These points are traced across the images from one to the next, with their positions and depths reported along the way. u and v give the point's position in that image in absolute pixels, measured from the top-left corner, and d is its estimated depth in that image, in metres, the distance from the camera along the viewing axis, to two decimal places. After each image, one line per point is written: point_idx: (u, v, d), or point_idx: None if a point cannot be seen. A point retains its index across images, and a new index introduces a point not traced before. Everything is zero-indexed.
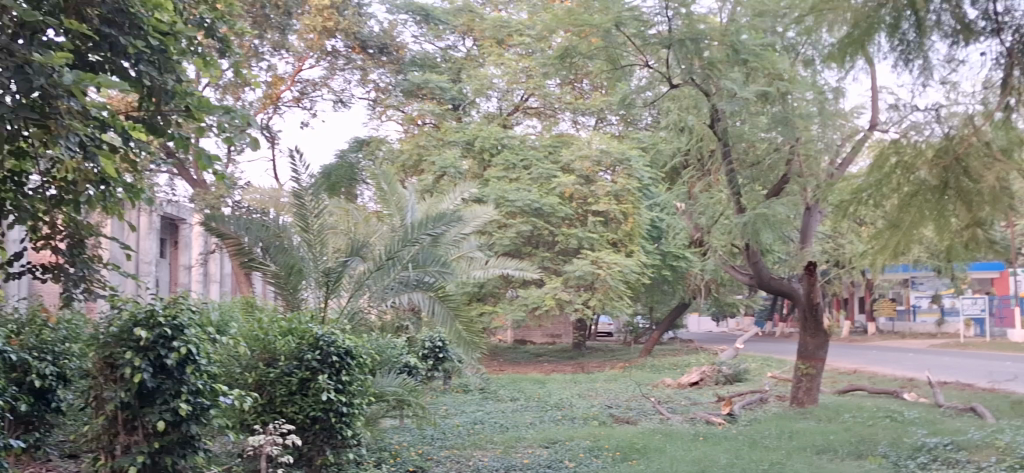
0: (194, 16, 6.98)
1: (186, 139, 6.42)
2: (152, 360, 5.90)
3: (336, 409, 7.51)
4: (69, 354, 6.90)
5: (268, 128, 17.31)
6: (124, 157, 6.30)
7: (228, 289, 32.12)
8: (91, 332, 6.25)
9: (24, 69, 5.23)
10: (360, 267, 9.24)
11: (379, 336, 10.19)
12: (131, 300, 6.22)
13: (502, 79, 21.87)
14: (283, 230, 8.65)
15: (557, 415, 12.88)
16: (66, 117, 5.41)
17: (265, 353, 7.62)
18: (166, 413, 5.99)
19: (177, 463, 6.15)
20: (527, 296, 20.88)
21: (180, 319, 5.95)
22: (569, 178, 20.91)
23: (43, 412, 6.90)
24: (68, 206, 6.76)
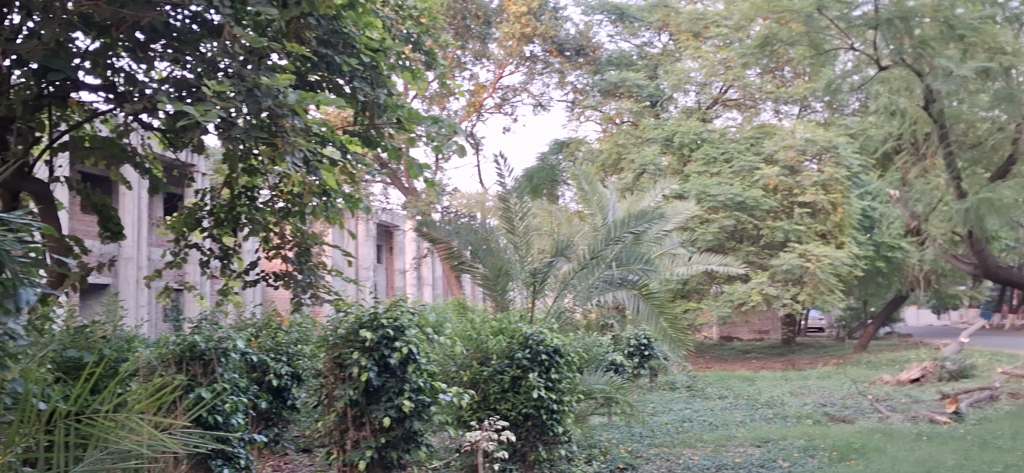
0: (401, 31, 7.29)
1: (398, 149, 6.78)
2: (376, 360, 6.24)
3: (547, 406, 7.62)
4: (302, 355, 7.42)
5: (472, 135, 17.81)
6: (344, 169, 6.71)
7: (440, 292, 33.41)
8: (321, 334, 6.67)
9: (254, 92, 5.73)
10: (565, 267, 9.34)
11: (585, 334, 10.31)
12: (355, 303, 6.60)
13: (700, 72, 21.66)
14: (491, 233, 8.93)
15: (769, 413, 12.55)
16: (292, 134, 5.83)
17: (478, 352, 7.88)
18: (390, 410, 6.31)
19: (402, 457, 6.49)
20: (732, 292, 20.46)
21: (401, 321, 6.25)
22: (772, 169, 20.29)
23: (280, 409, 7.49)
24: (295, 217, 7.27)
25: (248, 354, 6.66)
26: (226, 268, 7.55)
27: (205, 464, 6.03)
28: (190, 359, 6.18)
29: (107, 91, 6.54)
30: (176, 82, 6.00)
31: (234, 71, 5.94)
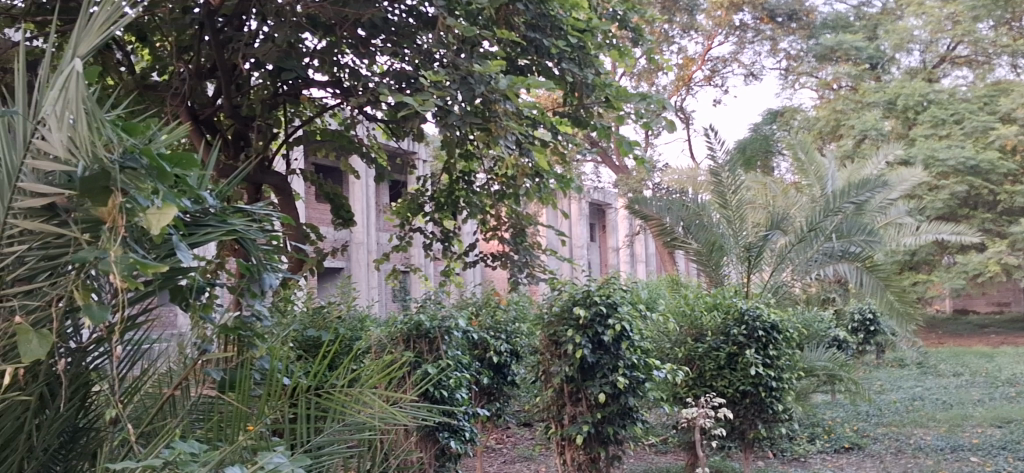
0: (608, 10, 7.31)
1: (608, 128, 6.78)
2: (591, 336, 6.33)
3: (765, 384, 7.47)
4: (520, 332, 7.62)
5: (682, 109, 17.64)
6: (555, 150, 6.81)
7: (653, 268, 33.33)
8: (537, 312, 6.83)
9: (468, 80, 5.96)
10: (782, 240, 9.05)
11: (804, 309, 10.02)
12: (569, 282, 6.65)
13: (925, 30, 20.53)
14: (703, 208, 8.78)
15: (1011, 391, 11.67)
16: (504, 119, 5.97)
17: (692, 329, 7.83)
18: (606, 386, 6.41)
19: (618, 432, 6.58)
20: (967, 262, 19.14)
21: (613, 297, 6.32)
22: (1009, 128, 18.53)
23: (501, 384, 7.77)
24: (510, 199, 7.47)
25: (469, 332, 6.95)
26: (447, 250, 7.88)
27: (434, 436, 6.36)
28: (417, 337, 6.54)
29: (335, 86, 6.97)
30: (396, 75, 6.30)
31: (449, 60, 6.20)
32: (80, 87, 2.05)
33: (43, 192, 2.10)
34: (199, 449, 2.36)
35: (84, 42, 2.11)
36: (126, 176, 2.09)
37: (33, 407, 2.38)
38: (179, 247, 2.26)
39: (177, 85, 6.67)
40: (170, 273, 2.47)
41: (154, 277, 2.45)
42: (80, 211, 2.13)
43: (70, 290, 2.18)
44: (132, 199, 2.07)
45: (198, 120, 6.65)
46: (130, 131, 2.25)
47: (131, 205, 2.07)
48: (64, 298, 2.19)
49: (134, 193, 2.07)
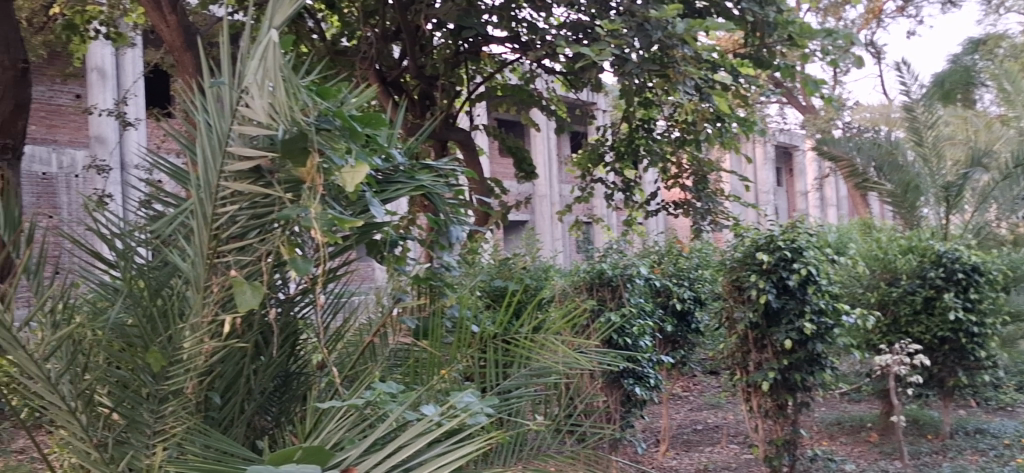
0: None
1: (791, 67, 6.54)
2: (775, 282, 6.22)
3: (966, 329, 7.11)
4: (703, 279, 7.59)
5: (872, 44, 16.67)
6: (737, 94, 6.66)
7: (845, 212, 32.00)
8: (721, 259, 6.76)
9: (644, 26, 5.97)
10: (985, 179, 8.53)
11: (1011, 251, 9.43)
12: (752, 227, 6.58)
13: None
14: (896, 146, 8.28)
15: None
16: (682, 64, 5.89)
17: (886, 273, 7.52)
18: (792, 332, 6.25)
19: (806, 379, 6.42)
20: None
21: (798, 242, 6.17)
22: None
23: (685, 332, 7.75)
24: (691, 145, 7.37)
25: (651, 279, 6.98)
26: (629, 200, 7.88)
27: (619, 383, 6.48)
28: (600, 285, 6.67)
29: (513, 42, 7.10)
30: (573, 26, 6.38)
31: (625, 9, 6.23)
32: (277, 55, 2.21)
33: (250, 154, 2.27)
34: (396, 389, 2.57)
35: (279, 12, 2.26)
36: (323, 136, 2.27)
37: (249, 353, 2.60)
38: (372, 203, 2.42)
39: (365, 51, 6.96)
40: (366, 228, 2.64)
41: (351, 232, 2.63)
42: (283, 173, 2.32)
43: (277, 246, 2.36)
44: (328, 159, 2.25)
45: (385, 82, 6.95)
46: (323, 95, 2.42)
47: (327, 165, 2.25)
48: (271, 254, 2.38)
49: (330, 153, 2.25)
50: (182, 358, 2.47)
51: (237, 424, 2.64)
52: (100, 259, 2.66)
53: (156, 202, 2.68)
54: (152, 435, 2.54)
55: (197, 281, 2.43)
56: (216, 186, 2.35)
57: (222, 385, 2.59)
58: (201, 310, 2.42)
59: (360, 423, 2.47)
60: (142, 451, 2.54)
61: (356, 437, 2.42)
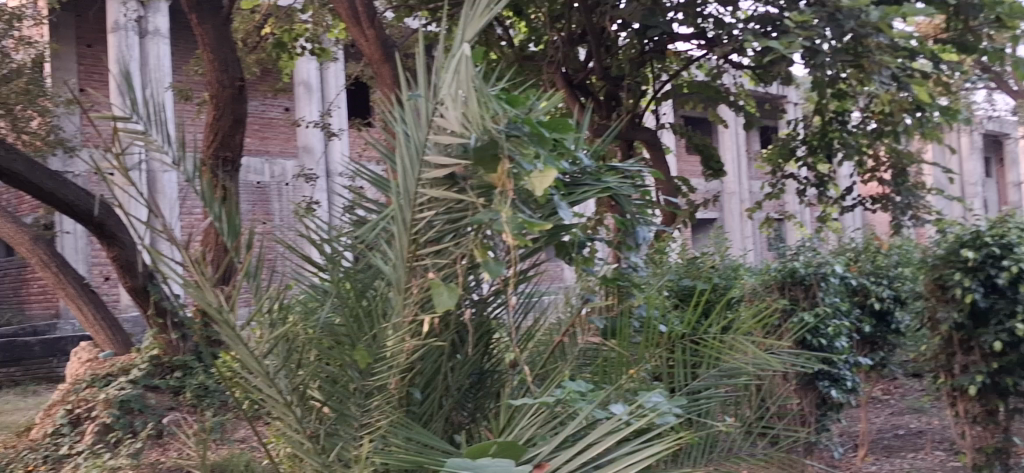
0: None
1: (999, 51, 6.16)
2: (982, 280, 5.91)
3: None
4: (903, 277, 7.24)
5: None
6: (939, 81, 6.34)
7: None
8: (922, 256, 6.44)
9: (835, 16, 5.79)
10: None
11: None
12: (957, 223, 6.24)
13: None
14: None
15: None
16: (877, 53, 5.68)
17: None
18: (1002, 334, 5.88)
19: (1018, 384, 6.03)
20: None
21: (1008, 238, 5.82)
22: None
23: (884, 333, 7.37)
24: (889, 137, 7.00)
25: (847, 278, 6.75)
26: (822, 196, 7.64)
27: (814, 385, 6.29)
28: (792, 284, 6.52)
29: (699, 38, 7.02)
30: (761, 19, 6.27)
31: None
32: (469, 67, 2.31)
33: (445, 162, 2.40)
34: (585, 388, 2.64)
35: (470, 24, 2.36)
36: (512, 143, 2.35)
37: (446, 351, 2.75)
38: (560, 206, 2.51)
39: (552, 54, 7.09)
40: (554, 230, 2.71)
41: (540, 234, 2.71)
42: (475, 178, 2.43)
43: (471, 249, 2.50)
44: (518, 165, 2.33)
45: (571, 85, 7.06)
46: (512, 102, 2.52)
47: (516, 170, 2.33)
48: (466, 257, 2.51)
49: (519, 159, 2.33)
50: (385, 355, 2.63)
51: (436, 419, 2.78)
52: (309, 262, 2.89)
53: (358, 207, 2.91)
54: (360, 429, 2.68)
55: (398, 284, 2.59)
56: (416, 193, 2.50)
57: (422, 382, 2.74)
58: (402, 310, 2.58)
59: (550, 421, 2.57)
60: (351, 443, 2.69)
61: (549, 433, 2.53)
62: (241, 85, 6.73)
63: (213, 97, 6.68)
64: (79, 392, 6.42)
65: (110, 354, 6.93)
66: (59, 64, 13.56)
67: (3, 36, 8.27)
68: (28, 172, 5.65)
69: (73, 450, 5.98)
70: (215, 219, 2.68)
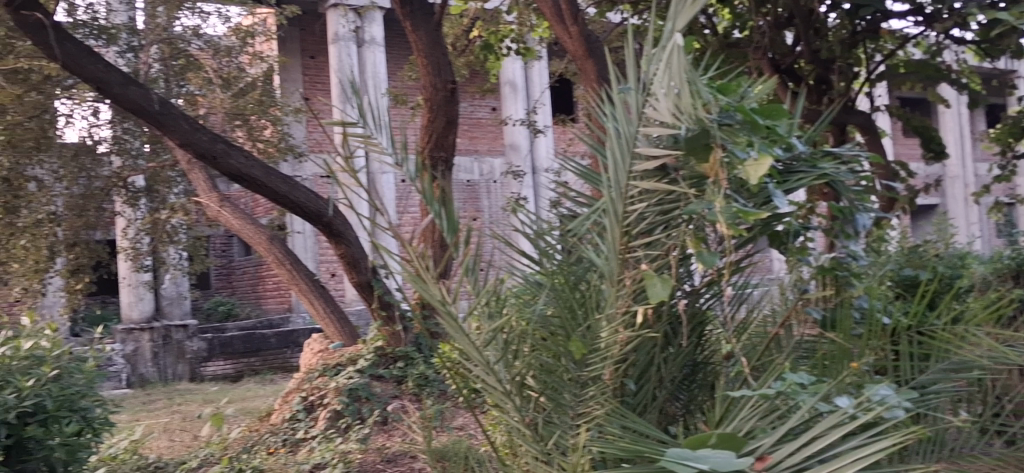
0: None
1: None
2: None
3: None
4: None
5: None
6: None
7: None
8: None
9: None
10: None
11: None
12: None
13: None
14: None
15: None
16: None
17: None
18: None
19: None
20: None
21: None
22: None
23: None
24: None
25: None
26: None
27: None
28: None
29: (917, 14, 6.63)
30: None
31: None
32: (681, 59, 2.29)
33: (655, 154, 2.40)
34: (806, 380, 2.56)
35: (680, 14, 2.33)
36: (724, 132, 2.33)
37: (660, 343, 2.73)
38: (775, 194, 2.43)
39: (758, 40, 6.91)
40: (767, 220, 2.64)
41: (754, 224, 2.64)
42: (687, 169, 2.43)
43: (683, 240, 2.48)
44: (730, 153, 2.30)
45: (778, 70, 6.83)
46: (723, 91, 2.49)
47: (730, 159, 2.30)
48: (678, 248, 2.49)
49: (731, 147, 2.30)
50: (599, 347, 2.60)
51: (651, 410, 2.76)
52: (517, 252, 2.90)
53: (565, 202, 2.89)
54: (576, 417, 2.66)
55: (611, 276, 2.55)
56: (626, 185, 2.48)
57: (637, 373, 2.72)
58: (615, 301, 2.54)
59: (769, 414, 2.49)
60: (568, 431, 2.67)
61: (768, 427, 2.45)
62: (453, 87, 6.98)
63: (427, 101, 6.97)
64: (313, 380, 6.87)
65: (339, 345, 7.30)
66: (286, 75, 14.52)
67: (237, 53, 8.86)
68: (266, 178, 6.06)
69: (308, 434, 6.41)
70: (434, 216, 2.73)
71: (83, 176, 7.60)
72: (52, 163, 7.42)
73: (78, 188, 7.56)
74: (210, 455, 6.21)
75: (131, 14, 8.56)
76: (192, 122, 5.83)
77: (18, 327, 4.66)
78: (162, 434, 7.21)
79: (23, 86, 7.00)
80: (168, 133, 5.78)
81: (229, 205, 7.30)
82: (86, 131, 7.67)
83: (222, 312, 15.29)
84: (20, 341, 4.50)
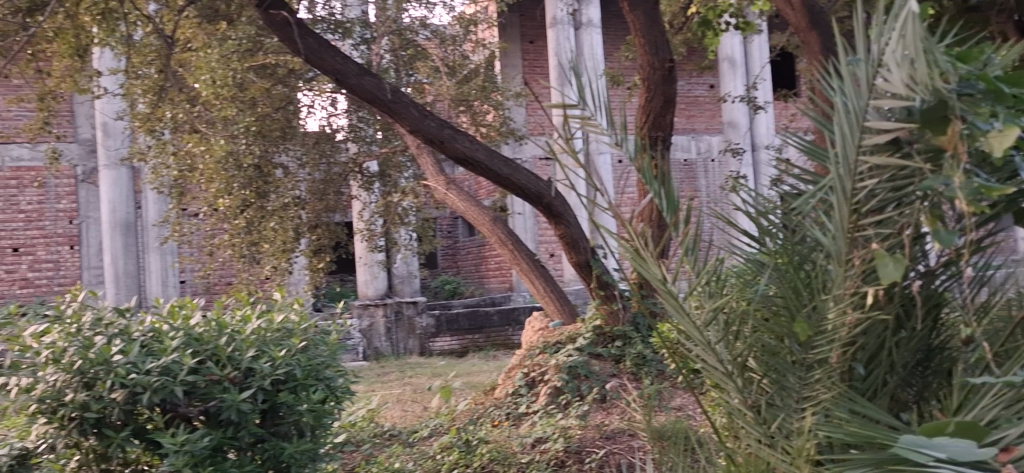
0: None
1: None
2: None
3: None
4: None
5: None
6: None
7: None
8: None
9: None
10: None
11: None
12: None
13: None
14: None
15: None
16: None
17: None
18: None
19: None
20: None
21: None
22: None
23: None
24: None
25: None
26: None
27: None
28: None
29: None
30: None
31: None
32: (917, 27, 2.11)
33: (887, 127, 2.22)
34: None
35: None
36: (964, 102, 2.14)
37: (892, 326, 2.54)
38: None
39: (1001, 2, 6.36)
40: (1012, 195, 2.43)
41: (996, 200, 2.42)
42: (922, 142, 2.23)
43: (920, 218, 2.30)
44: (971, 125, 2.12)
45: None
46: (964, 59, 2.29)
47: (971, 131, 2.11)
48: (912, 227, 2.32)
49: (972, 119, 2.12)
50: (824, 329, 2.49)
51: (882, 395, 2.58)
52: (736, 231, 2.83)
53: (785, 180, 2.80)
54: (801, 401, 2.57)
55: (838, 255, 2.44)
56: (855, 161, 2.34)
57: (865, 356, 2.57)
58: (843, 282, 2.43)
59: (1016, 404, 2.33)
60: (793, 414, 2.58)
61: (1014, 417, 2.29)
62: (672, 66, 6.90)
63: (645, 81, 6.97)
64: (534, 357, 7.07)
65: (559, 324, 7.47)
66: (507, 61, 15.01)
67: (461, 40, 9.21)
68: (489, 160, 6.25)
69: (530, 409, 6.60)
70: (654, 196, 2.76)
71: (324, 161, 8.12)
72: (296, 150, 7.96)
73: (320, 174, 8.10)
74: (440, 426, 6.52)
75: (364, 8, 8.99)
76: (421, 109, 6.11)
77: (270, 301, 5.06)
78: (396, 404, 7.64)
79: (271, 80, 7.74)
80: (400, 120, 6.10)
81: (454, 188, 7.46)
82: (326, 121, 8.17)
83: (448, 290, 15.96)
84: (274, 314, 4.77)
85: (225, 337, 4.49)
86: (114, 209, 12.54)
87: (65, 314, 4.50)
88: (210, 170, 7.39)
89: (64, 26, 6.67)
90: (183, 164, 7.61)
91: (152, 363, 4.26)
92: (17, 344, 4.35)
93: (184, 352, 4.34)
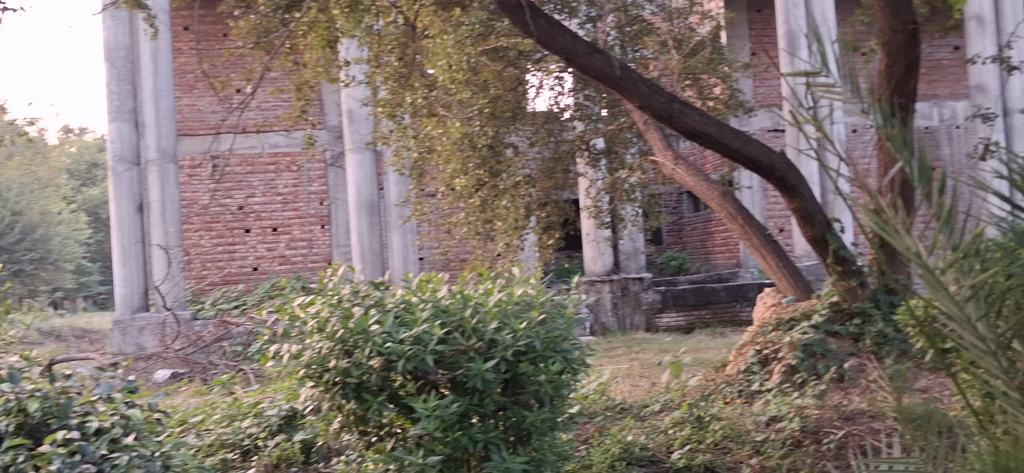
0: None
1: None
2: None
3: None
4: None
5: None
6: None
7: None
8: None
9: None
10: None
11: None
12: None
13: None
14: None
15: None
16: None
17: None
18: None
19: None
20: None
21: None
22: None
23: None
24: None
25: None
26: None
27: None
28: None
29: None
30: None
31: None
32: None
33: None
34: None
35: None
36: None
37: None
38: None
39: None
40: None
41: None
42: None
43: None
44: None
45: None
46: None
47: None
48: None
49: None
50: None
51: None
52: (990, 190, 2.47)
53: None
54: None
55: None
56: None
57: None
58: None
59: None
60: None
61: None
62: (915, 28, 6.49)
63: (884, 45, 6.59)
64: (767, 334, 6.92)
65: (792, 299, 7.31)
66: (733, 32, 14.69)
67: (687, 13, 9.07)
68: (719, 133, 6.16)
69: (763, 386, 6.50)
70: (903, 166, 2.35)
71: (552, 139, 8.32)
72: (526, 130, 8.19)
73: (549, 152, 8.28)
74: (670, 401, 6.56)
75: None
76: (651, 84, 6.12)
77: (508, 275, 5.23)
78: (626, 379, 7.72)
79: (501, 62, 7.85)
80: (629, 96, 6.14)
81: (683, 163, 7.38)
82: (554, 100, 8.35)
83: (673, 267, 15.86)
84: (513, 288, 4.88)
85: (470, 310, 4.69)
86: (359, 190, 13.32)
87: (326, 287, 4.84)
88: (448, 151, 7.78)
89: (319, 18, 7.13)
90: (422, 146, 7.99)
91: (404, 333, 4.54)
92: (288, 313, 4.74)
93: (433, 323, 4.58)
